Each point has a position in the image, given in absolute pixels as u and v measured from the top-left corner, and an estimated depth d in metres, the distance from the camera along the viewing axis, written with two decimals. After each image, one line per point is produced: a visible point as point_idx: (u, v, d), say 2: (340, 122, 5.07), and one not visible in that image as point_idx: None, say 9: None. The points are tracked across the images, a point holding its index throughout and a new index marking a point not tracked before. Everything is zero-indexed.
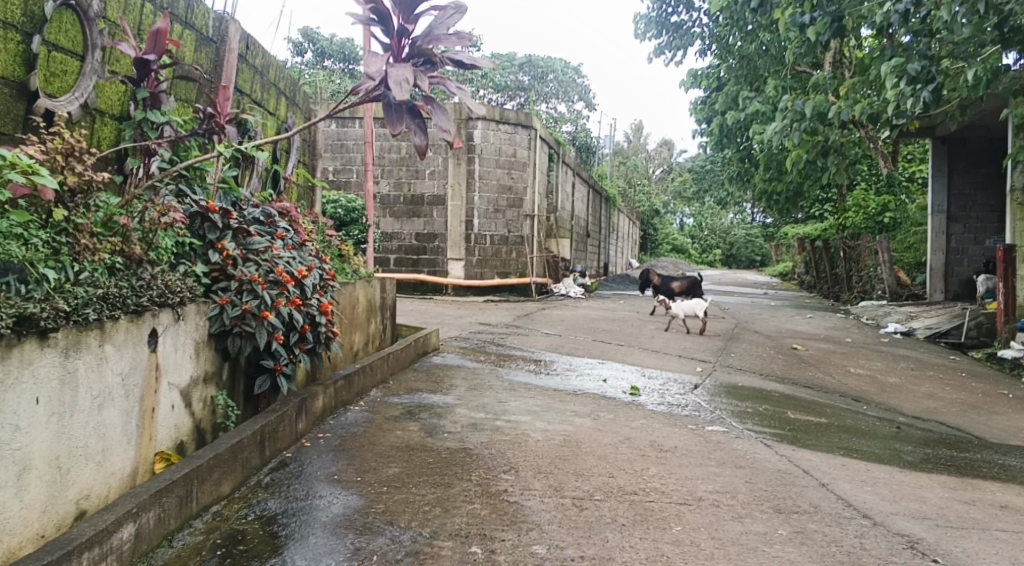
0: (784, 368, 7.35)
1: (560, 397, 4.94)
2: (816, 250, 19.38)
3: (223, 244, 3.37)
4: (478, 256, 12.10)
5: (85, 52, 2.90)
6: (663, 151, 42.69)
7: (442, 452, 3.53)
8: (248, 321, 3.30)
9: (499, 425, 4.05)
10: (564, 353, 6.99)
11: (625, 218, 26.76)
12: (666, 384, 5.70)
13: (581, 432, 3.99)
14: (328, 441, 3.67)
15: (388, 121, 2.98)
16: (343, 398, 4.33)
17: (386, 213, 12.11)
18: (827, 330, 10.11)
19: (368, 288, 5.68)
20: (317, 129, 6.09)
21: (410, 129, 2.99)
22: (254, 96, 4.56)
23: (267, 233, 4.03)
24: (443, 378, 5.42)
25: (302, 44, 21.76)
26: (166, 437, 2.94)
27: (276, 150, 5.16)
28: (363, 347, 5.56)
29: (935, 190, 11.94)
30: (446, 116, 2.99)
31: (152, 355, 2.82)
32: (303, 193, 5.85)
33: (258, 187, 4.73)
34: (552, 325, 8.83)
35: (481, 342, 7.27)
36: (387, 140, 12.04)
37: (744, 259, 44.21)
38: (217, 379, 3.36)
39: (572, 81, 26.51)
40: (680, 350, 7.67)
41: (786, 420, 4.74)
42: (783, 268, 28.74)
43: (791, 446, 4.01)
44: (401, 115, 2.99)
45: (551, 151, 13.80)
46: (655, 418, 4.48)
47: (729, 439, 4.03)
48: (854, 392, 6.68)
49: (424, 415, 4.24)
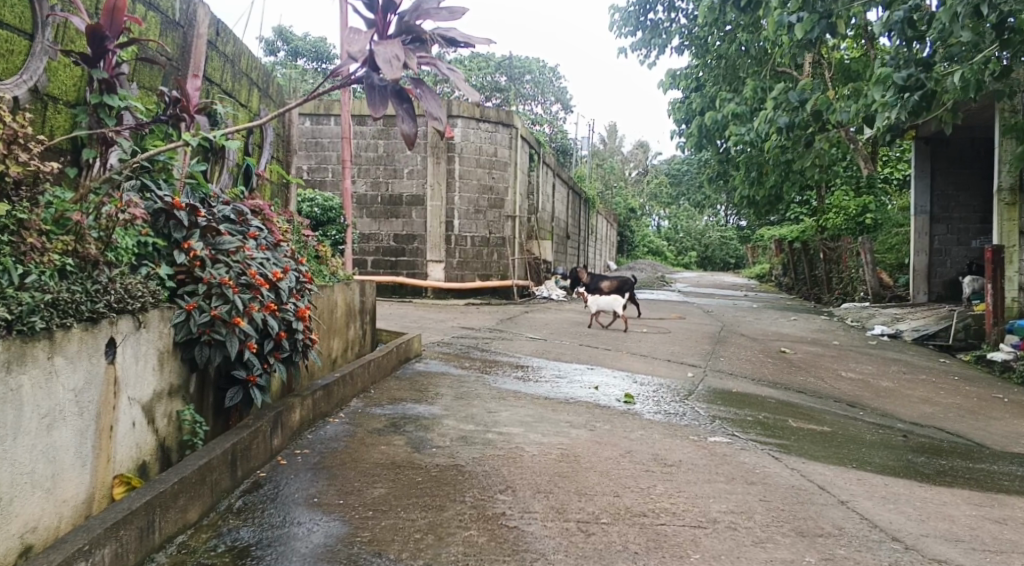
0: (776, 373, 7.18)
1: (553, 406, 4.69)
2: (795, 252, 19.38)
3: (190, 243, 3.07)
4: (458, 258, 11.82)
5: (34, 30, 2.57)
6: (638, 154, 42.72)
7: (432, 470, 3.26)
8: (217, 329, 3.00)
9: (491, 439, 3.80)
10: (551, 358, 6.75)
11: (602, 220, 26.64)
12: (661, 391, 5.48)
13: (580, 445, 3.76)
14: (306, 458, 3.38)
15: (371, 105, 2.68)
16: (322, 410, 4.04)
17: (362, 213, 11.79)
18: (813, 333, 9.99)
19: (347, 292, 5.40)
20: (291, 123, 5.78)
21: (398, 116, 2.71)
22: (224, 86, 4.26)
23: (239, 232, 3.74)
24: (427, 386, 5.14)
25: (276, 42, 21.25)
26: (126, 458, 2.62)
27: (247, 145, 4.85)
28: (342, 355, 5.27)
29: (918, 191, 11.94)
30: (438, 101, 2.71)
31: (109, 366, 2.50)
32: (276, 190, 5.53)
33: (227, 184, 4.42)
34: (536, 329, 8.58)
35: (464, 347, 7.00)
36: (364, 138, 11.72)
37: (719, 262, 44.37)
38: (183, 392, 3.07)
39: (549, 82, 26.46)
40: (669, 354, 7.47)
41: (790, 430, 4.54)
42: (760, 270, 28.79)
43: (800, 459, 3.80)
44: (387, 97, 2.72)
45: (532, 151, 13.57)
46: (654, 428, 4.25)
47: (735, 452, 3.82)
48: (849, 397, 6.53)
49: (409, 428, 3.97)
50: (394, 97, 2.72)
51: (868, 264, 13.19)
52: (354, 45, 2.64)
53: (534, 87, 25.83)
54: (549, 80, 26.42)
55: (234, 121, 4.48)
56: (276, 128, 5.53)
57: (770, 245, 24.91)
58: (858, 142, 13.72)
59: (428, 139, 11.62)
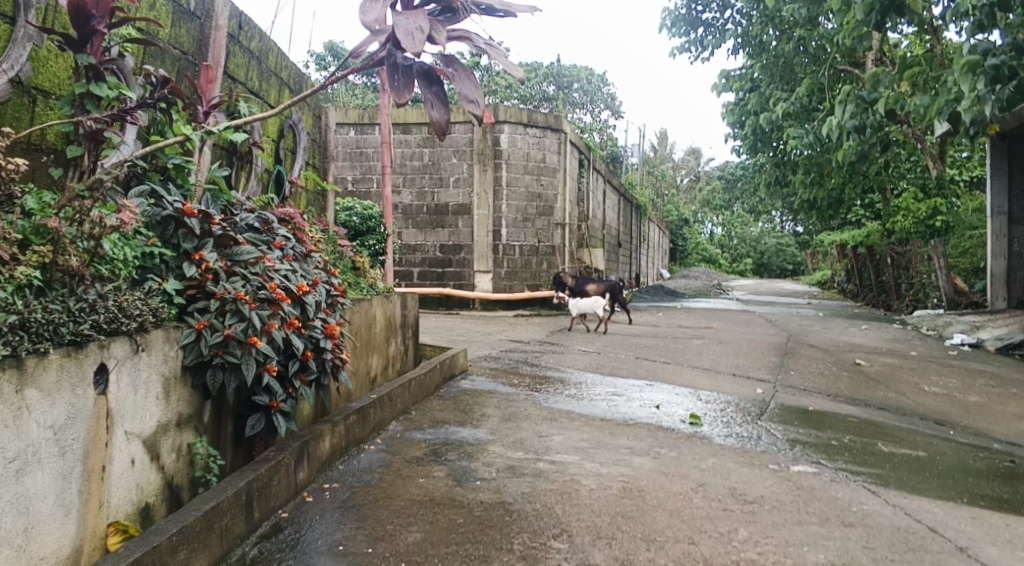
0: (852, 388, 6.56)
1: (610, 429, 4.23)
2: (859, 257, 18.45)
3: (202, 254, 2.80)
4: (506, 268, 11.42)
5: (16, 14, 2.34)
6: (690, 160, 41.93)
7: (475, 509, 2.84)
8: (231, 350, 2.70)
9: (543, 469, 3.37)
10: (605, 373, 6.28)
11: (654, 228, 26.05)
12: (730, 410, 4.96)
13: (643, 476, 3.30)
14: (335, 494, 3.02)
15: (393, 87, 2.37)
16: (357, 436, 3.67)
17: (408, 224, 11.52)
18: (888, 342, 9.26)
19: (388, 305, 5.07)
20: (328, 126, 5.49)
21: (427, 101, 2.41)
22: (250, 85, 4.03)
23: (263, 242, 3.44)
24: (473, 407, 4.73)
25: (326, 57, 21.31)
26: (122, 502, 2.31)
27: (277, 148, 4.56)
28: (381, 374, 4.93)
29: (994, 191, 11.13)
30: (473, 81, 2.36)
31: (100, 398, 2.20)
32: (313, 199, 5.24)
33: (256, 192, 4.12)
34: (589, 341, 8.11)
35: (512, 362, 6.58)
36: (409, 147, 11.49)
37: (775, 269, 43.12)
38: (196, 422, 2.76)
39: (598, 89, 26.20)
40: (733, 368, 6.91)
41: (882, 455, 3.98)
42: (820, 277, 27.71)
43: (902, 492, 3.26)
44: (413, 78, 2.40)
45: (582, 157, 13.14)
46: (726, 455, 3.75)
47: (826, 485, 3.30)
48: (936, 414, 5.89)
49: (452, 456, 3.57)
50: (420, 79, 2.39)
51: (943, 269, 12.25)
52: (371, 15, 2.35)
53: (583, 95, 25.58)
54: (597, 87, 26.08)
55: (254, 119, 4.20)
56: (309, 131, 5.22)
57: (831, 251, 23.89)
58: (928, 139, 12.89)
59: (473, 146, 11.32)
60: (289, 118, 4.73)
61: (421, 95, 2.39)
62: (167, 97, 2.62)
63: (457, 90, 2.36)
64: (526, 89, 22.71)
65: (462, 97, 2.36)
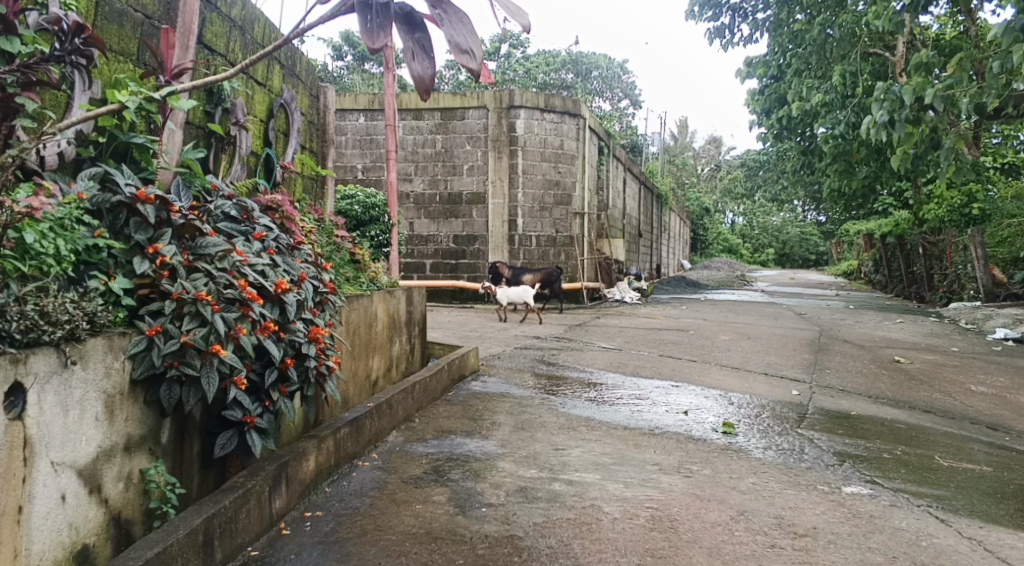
0: (895, 388, 6.02)
1: (633, 440, 3.77)
2: (889, 248, 17.79)
3: (156, 247, 2.45)
4: (522, 260, 10.98)
5: None
6: (710, 149, 41.09)
7: (478, 547, 2.42)
8: (189, 361, 2.36)
9: (559, 492, 2.93)
10: (627, 373, 5.84)
11: (675, 219, 25.51)
12: (764, 416, 4.48)
13: (673, 501, 2.86)
14: (317, 527, 2.63)
15: (366, 30, 1.99)
16: (350, 451, 3.28)
17: (420, 214, 11.09)
18: (928, 337, 8.69)
19: (391, 301, 4.67)
20: (327, 108, 5.09)
21: (409, 51, 2.09)
22: (231, 58, 3.67)
23: (240, 233, 3.09)
24: (483, 413, 4.31)
25: (342, 46, 20.79)
26: (49, 547, 2.02)
27: (267, 129, 4.16)
28: (383, 377, 4.54)
29: None
30: (465, 28, 2.05)
31: (15, 424, 1.91)
32: (311, 186, 4.84)
33: (240, 176, 3.75)
34: (609, 337, 7.65)
35: (527, 361, 6.14)
36: (421, 134, 11.06)
37: (798, 259, 42.24)
38: (151, 443, 2.43)
39: (616, 76, 25.65)
40: (765, 367, 6.41)
41: (943, 468, 3.48)
42: (846, 267, 26.98)
43: (979, 523, 2.76)
44: (389, 23, 2.04)
45: (602, 143, 12.65)
46: (768, 472, 3.28)
47: (887, 512, 2.82)
48: (991, 417, 5.30)
49: (456, 475, 3.14)
50: (400, 24, 2.09)
51: (979, 259, 11.46)
52: None
53: (602, 82, 25.18)
54: (616, 74, 25.62)
55: (235, 93, 3.80)
56: (304, 113, 4.77)
57: (859, 241, 23.16)
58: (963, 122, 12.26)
59: (488, 132, 10.90)
60: (279, 96, 4.31)
61: (403, 43, 2.09)
62: (84, 48, 2.30)
63: (446, 37, 2.04)
64: (545, 78, 22.15)
65: (450, 44, 2.03)
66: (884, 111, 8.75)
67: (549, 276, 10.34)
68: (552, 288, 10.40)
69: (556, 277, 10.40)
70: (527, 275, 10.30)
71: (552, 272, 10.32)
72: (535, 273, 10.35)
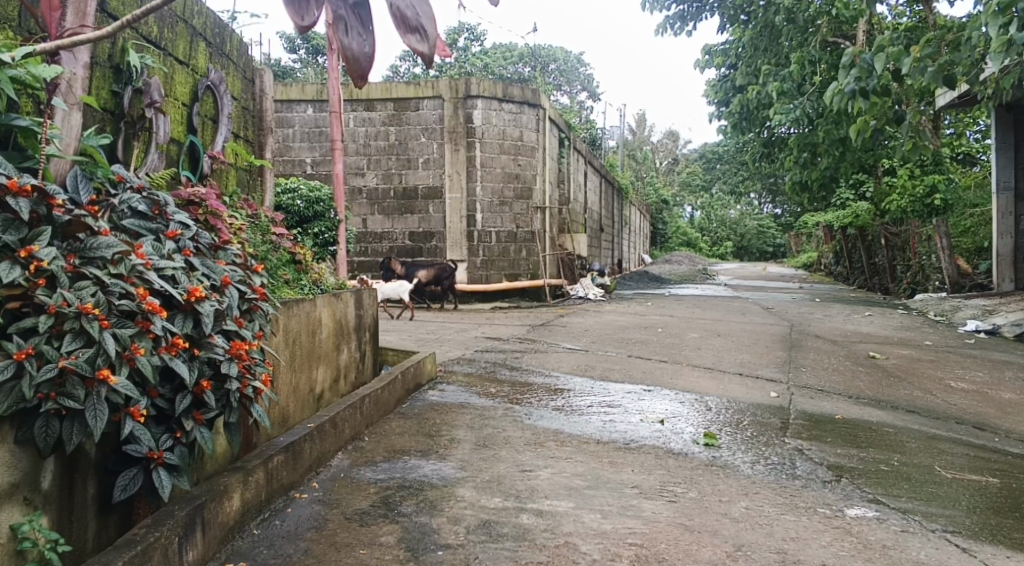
0: (872, 386, 5.78)
1: (608, 458, 3.40)
2: (850, 239, 17.82)
3: (30, 249, 1.97)
4: (482, 257, 10.58)
5: None
6: (667, 143, 41.12)
7: None
8: (69, 389, 1.89)
9: (527, 527, 2.54)
10: (596, 376, 5.48)
11: (636, 213, 25.33)
12: (744, 425, 4.15)
13: (658, 535, 2.49)
14: None
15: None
16: (285, 481, 2.84)
17: (374, 209, 10.60)
18: (898, 331, 8.51)
19: (337, 305, 4.23)
20: (264, 93, 4.61)
21: (342, 23, 1.56)
22: (142, 30, 3.19)
23: (148, 232, 2.62)
24: (440, 428, 3.90)
25: (295, 39, 20.06)
26: None
27: (191, 113, 3.64)
28: (328, 389, 4.10)
29: (1001, 165, 10.41)
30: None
31: None
32: (246, 178, 4.35)
33: (158, 167, 3.23)
34: (575, 337, 7.30)
35: (488, 366, 5.74)
36: (373, 125, 10.56)
37: (755, 251, 42.52)
38: (27, 490, 1.96)
39: (573, 70, 25.43)
40: (738, 367, 6.11)
41: (949, 483, 3.19)
42: (806, 259, 27.03)
43: (1005, 552, 2.45)
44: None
45: (562, 135, 12.30)
46: (761, 496, 2.94)
47: (900, 542, 2.49)
48: (973, 415, 5.07)
49: (410, 508, 2.73)
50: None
51: (944, 249, 11.37)
52: None
53: (560, 76, 24.99)
54: (574, 68, 25.41)
55: (149, 70, 3.27)
56: (235, 97, 4.27)
57: (818, 233, 23.24)
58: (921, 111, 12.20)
59: (444, 123, 10.45)
60: (205, 77, 3.79)
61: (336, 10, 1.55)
62: None
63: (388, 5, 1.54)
64: (503, 71, 21.75)
65: (395, 14, 1.54)
66: (849, 78, 7.60)
67: (442, 273, 10.03)
68: (445, 285, 10.10)
69: (448, 273, 10.10)
70: (419, 271, 10.01)
71: (445, 269, 10.02)
72: (428, 267, 10.05)
